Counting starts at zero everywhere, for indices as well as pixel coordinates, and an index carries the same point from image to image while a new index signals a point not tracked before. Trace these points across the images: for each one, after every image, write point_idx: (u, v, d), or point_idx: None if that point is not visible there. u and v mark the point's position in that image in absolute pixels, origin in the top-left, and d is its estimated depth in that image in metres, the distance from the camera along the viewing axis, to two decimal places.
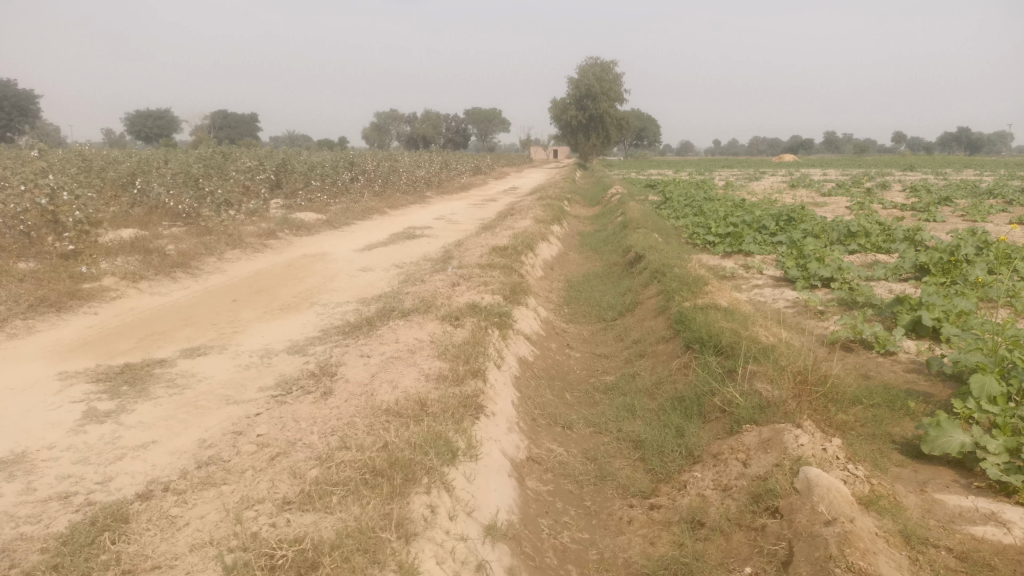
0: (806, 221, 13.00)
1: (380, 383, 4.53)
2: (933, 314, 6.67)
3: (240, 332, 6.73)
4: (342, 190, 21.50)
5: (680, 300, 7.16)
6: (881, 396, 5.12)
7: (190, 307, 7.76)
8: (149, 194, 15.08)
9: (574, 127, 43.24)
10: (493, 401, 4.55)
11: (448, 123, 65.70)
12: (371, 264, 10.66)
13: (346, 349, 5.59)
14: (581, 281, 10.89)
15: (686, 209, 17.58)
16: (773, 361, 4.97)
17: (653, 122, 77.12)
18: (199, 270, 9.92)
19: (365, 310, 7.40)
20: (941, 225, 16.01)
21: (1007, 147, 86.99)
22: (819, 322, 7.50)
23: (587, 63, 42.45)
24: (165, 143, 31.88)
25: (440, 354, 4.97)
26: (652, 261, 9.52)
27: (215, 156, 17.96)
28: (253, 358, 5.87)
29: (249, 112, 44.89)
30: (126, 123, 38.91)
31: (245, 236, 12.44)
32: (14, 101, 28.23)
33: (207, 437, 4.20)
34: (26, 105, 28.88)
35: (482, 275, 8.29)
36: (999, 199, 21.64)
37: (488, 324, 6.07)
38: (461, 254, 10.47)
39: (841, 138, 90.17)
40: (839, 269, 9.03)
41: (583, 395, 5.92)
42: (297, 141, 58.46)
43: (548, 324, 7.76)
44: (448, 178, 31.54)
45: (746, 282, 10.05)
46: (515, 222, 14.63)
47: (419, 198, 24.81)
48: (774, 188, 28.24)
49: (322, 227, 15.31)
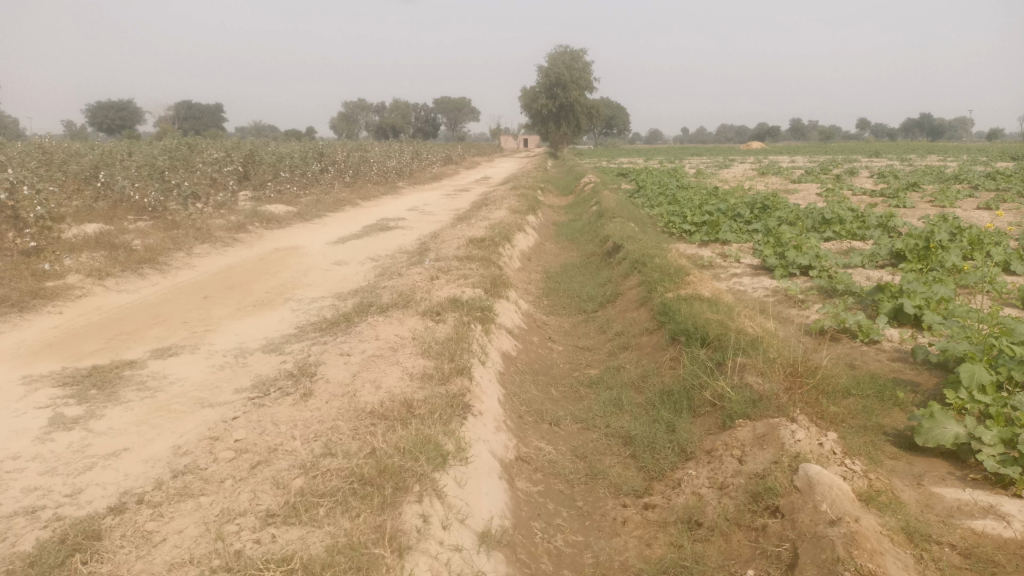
0: (780, 208, 13.02)
1: (363, 383, 4.37)
2: (915, 302, 6.67)
3: (212, 331, 6.50)
4: (312, 181, 21.15)
5: (662, 291, 7.08)
6: (870, 387, 5.07)
7: (159, 305, 7.50)
8: (113, 188, 14.67)
9: (545, 116, 43.06)
10: (479, 400, 4.42)
11: (418, 113, 65.13)
12: (345, 257, 10.44)
13: (324, 347, 5.41)
14: (559, 272, 10.78)
15: (660, 197, 17.56)
16: (763, 353, 4.90)
17: (623, 111, 77.18)
18: (167, 265, 9.63)
19: (342, 305, 7.21)
20: (911, 210, 16.17)
21: (970, 132, 88.51)
22: (800, 311, 7.47)
23: (557, 51, 42.26)
24: (128, 135, 31.14)
25: (423, 352, 4.82)
26: (631, 251, 9.44)
27: (181, 148, 17.53)
28: (227, 358, 5.67)
29: (214, 102, 44.07)
30: (88, 114, 37.98)
31: (214, 230, 12.14)
32: None
33: (181, 444, 4.01)
34: None
35: (461, 268, 8.14)
36: (964, 184, 21.94)
37: (470, 319, 5.93)
38: (437, 246, 10.30)
39: (808, 126, 91.12)
40: (817, 257, 9.03)
41: (568, 389, 5.81)
42: (264, 131, 57.60)
43: (529, 317, 7.63)
44: (419, 168, 31.24)
45: (724, 271, 10.01)
46: (490, 212, 14.47)
47: (390, 189, 24.52)
48: (744, 176, 28.38)
49: (292, 220, 15.03)
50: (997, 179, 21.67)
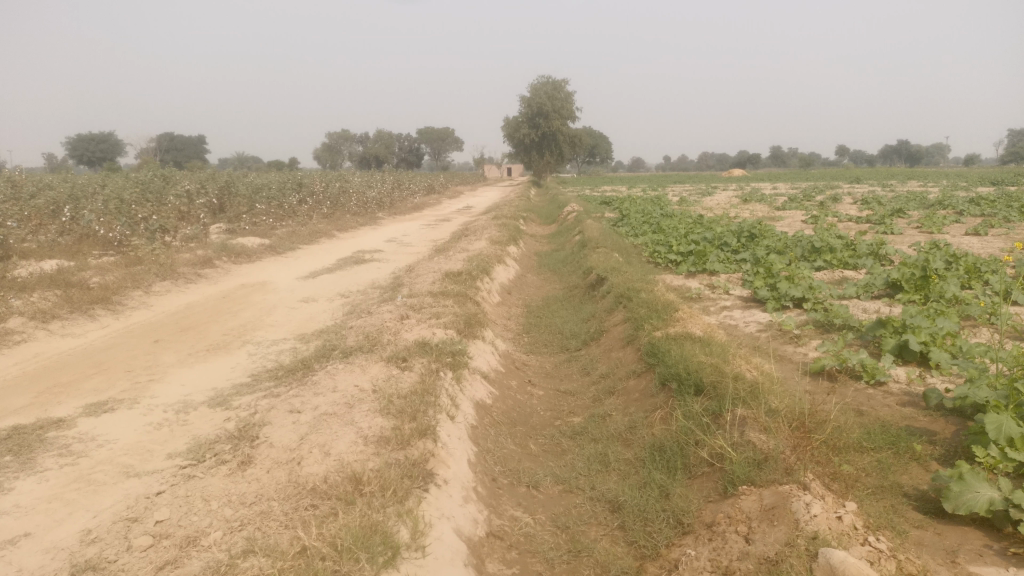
0: (768, 237, 12.60)
1: (310, 449, 3.80)
2: (920, 337, 6.21)
3: (157, 382, 5.89)
4: (290, 213, 20.57)
5: (650, 330, 6.56)
6: (881, 438, 4.57)
7: (103, 351, 6.87)
8: (78, 222, 14.02)
9: (527, 144, 42.91)
10: (445, 465, 3.85)
11: (401, 143, 64.96)
12: (314, 294, 9.86)
13: (274, 401, 4.83)
14: (540, 306, 10.26)
15: (645, 226, 17.13)
16: (764, 404, 4.38)
17: (604, 138, 77.66)
18: (122, 304, 9.02)
19: (303, 350, 6.62)
20: (899, 237, 15.85)
21: (945, 158, 89.82)
22: (796, 348, 6.98)
23: (539, 81, 42.18)
24: (106, 168, 30.49)
25: (381, 408, 4.25)
26: (615, 284, 8.95)
27: (152, 180, 16.92)
28: (168, 414, 5.07)
29: (196, 133, 43.58)
30: (67, 147, 37.27)
31: (179, 265, 11.53)
32: None
33: (93, 527, 3.40)
34: None
35: (434, 305, 7.60)
36: (949, 209, 21.72)
37: (440, 366, 5.38)
38: (411, 281, 9.77)
39: (787, 153, 92.00)
40: (810, 289, 8.57)
41: (549, 442, 5.24)
42: (246, 162, 57.02)
43: (507, 358, 7.07)
44: (401, 198, 30.77)
45: (714, 304, 9.55)
46: (470, 243, 13.96)
47: (370, 220, 24.00)
48: (727, 203, 28.12)
49: (265, 254, 14.44)
50: (981, 204, 21.45)
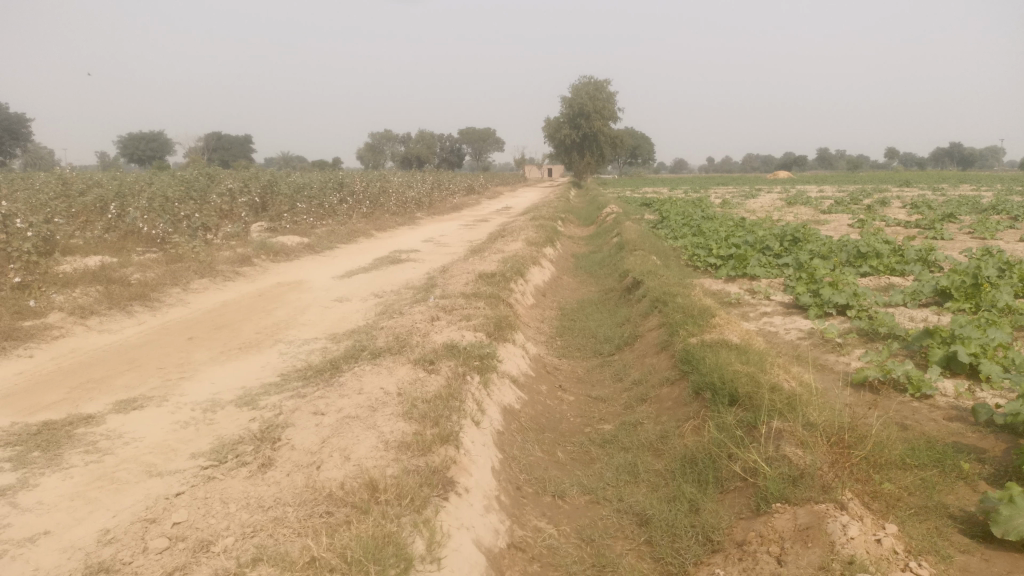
0: (812, 241, 12.27)
1: (331, 453, 3.74)
2: (970, 349, 5.94)
3: (187, 379, 5.90)
4: (330, 212, 20.73)
5: (685, 336, 6.39)
6: (926, 455, 4.35)
7: (137, 348, 6.93)
8: (123, 219, 14.28)
9: (568, 145, 42.74)
10: (467, 473, 3.76)
11: (442, 143, 65.29)
12: (348, 293, 9.87)
13: (299, 402, 4.79)
14: (575, 309, 10.13)
15: (685, 229, 16.84)
16: (801, 417, 4.21)
17: (647, 139, 77.00)
18: (160, 301, 9.12)
19: (333, 350, 6.60)
20: (949, 243, 15.32)
21: (999, 162, 87.20)
22: (838, 357, 6.74)
23: (581, 82, 41.94)
24: (155, 166, 31.15)
25: (404, 412, 4.17)
26: (651, 288, 8.78)
27: (196, 178, 17.17)
28: (195, 413, 5.06)
29: (242, 133, 44.27)
30: (118, 145, 38.19)
31: (218, 263, 11.65)
32: (6, 125, 27.79)
33: (111, 527, 3.38)
34: (19, 129, 28.44)
35: (466, 307, 7.53)
36: (1003, 215, 20.99)
37: (467, 369, 5.29)
38: (445, 282, 9.71)
39: (834, 156, 90.23)
40: (854, 296, 8.29)
41: (577, 449, 5.12)
42: (290, 161, 57.82)
43: (538, 362, 6.96)
44: (440, 198, 30.82)
45: (754, 310, 9.31)
46: (506, 244, 13.86)
47: (409, 220, 24.09)
48: (770, 206, 27.58)
49: (303, 252, 14.54)
50: None
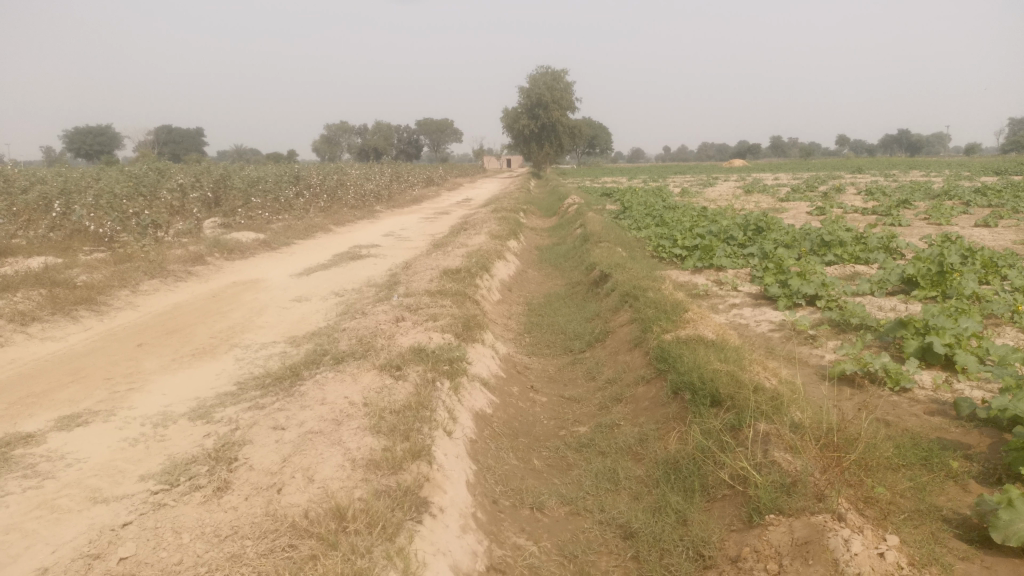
0: (776, 230, 12.23)
1: (292, 475, 3.47)
2: (945, 339, 5.86)
3: (136, 391, 5.54)
4: (286, 207, 20.19)
5: (659, 332, 6.21)
6: (913, 453, 4.22)
7: (82, 357, 6.52)
8: (69, 218, 13.65)
9: (527, 136, 42.48)
10: (441, 490, 3.51)
11: (400, 134, 64.56)
12: (306, 293, 9.51)
13: (258, 415, 4.48)
14: (542, 304, 9.92)
15: (647, 219, 16.75)
16: (788, 419, 4.05)
17: (605, 129, 77.19)
18: (109, 304, 8.67)
19: (293, 355, 6.28)
20: (907, 230, 15.47)
21: (945, 147, 89.36)
22: (812, 350, 6.64)
23: (538, 72, 41.68)
24: (104, 160, 30.12)
25: (372, 425, 3.90)
26: (620, 281, 8.60)
27: (145, 173, 16.53)
28: (145, 429, 4.72)
29: (194, 126, 43.09)
30: (65, 140, 36.87)
31: (169, 263, 11.16)
32: None
33: (49, 565, 3.05)
34: None
35: (431, 306, 7.26)
36: (956, 200, 21.35)
37: (436, 374, 5.03)
38: (408, 279, 9.41)
39: (788, 143, 91.55)
40: (824, 286, 8.22)
41: (553, 455, 4.90)
42: (245, 154, 56.64)
43: (508, 362, 6.73)
44: (399, 191, 30.36)
45: (722, 302, 9.20)
46: (469, 238, 13.58)
47: (368, 213, 23.63)
48: (729, 195, 27.73)
49: (259, 250, 14.08)
50: (988, 195, 21.03)
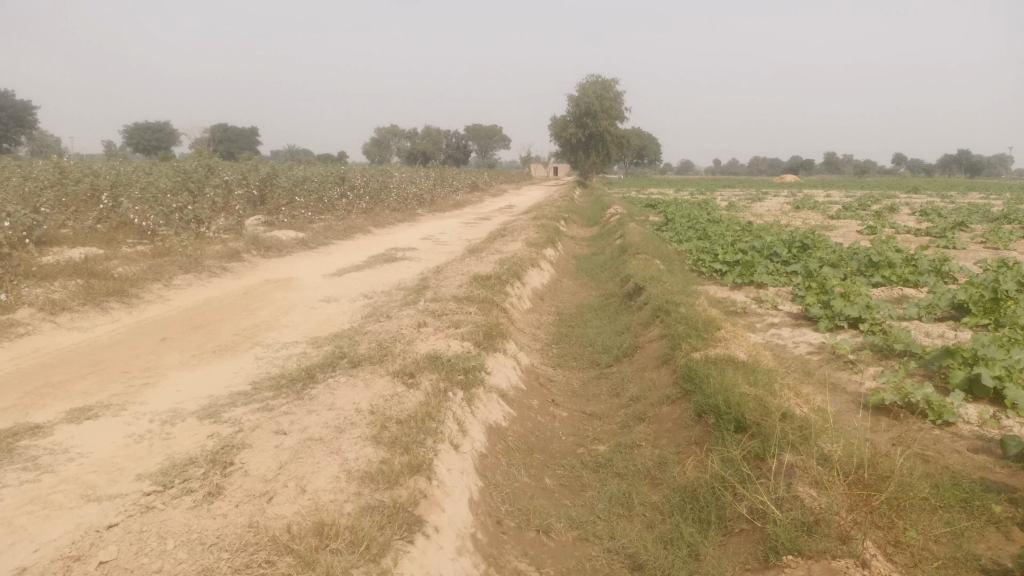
0: (821, 249, 11.82)
1: (286, 484, 3.34)
2: (994, 371, 5.50)
3: (151, 386, 5.48)
4: (329, 207, 20.31)
5: (687, 350, 5.96)
6: (952, 494, 3.92)
7: (104, 349, 6.51)
8: (115, 210, 13.86)
9: (574, 144, 42.27)
10: (439, 509, 3.34)
11: (448, 139, 64.93)
12: (336, 293, 9.45)
13: (263, 418, 4.36)
14: (574, 315, 9.71)
15: (689, 232, 16.41)
16: (817, 451, 3.78)
17: (653, 139, 76.50)
18: (141, 297, 8.72)
19: (311, 357, 6.18)
20: (961, 254, 14.86)
21: (1007, 170, 86.50)
22: (851, 376, 6.32)
23: (588, 80, 41.45)
24: (159, 155, 30.77)
25: (374, 435, 3.75)
26: (653, 295, 8.36)
27: (192, 168, 16.75)
28: (153, 426, 4.65)
29: (248, 125, 43.88)
30: (124, 135, 37.84)
31: (206, 258, 11.23)
32: (11, 112, 27.56)
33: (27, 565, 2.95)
34: (25, 116, 28.12)
35: (456, 312, 7.11)
36: (1015, 224, 20.53)
37: (450, 384, 4.87)
38: (438, 283, 9.29)
39: (841, 161, 89.68)
40: (867, 308, 7.86)
41: (567, 474, 4.70)
42: (296, 154, 57.54)
43: (530, 374, 6.54)
44: (444, 195, 30.41)
45: (760, 321, 8.88)
46: (505, 245, 13.43)
47: (409, 216, 23.69)
48: (776, 210, 27.11)
49: (297, 248, 14.13)
50: None
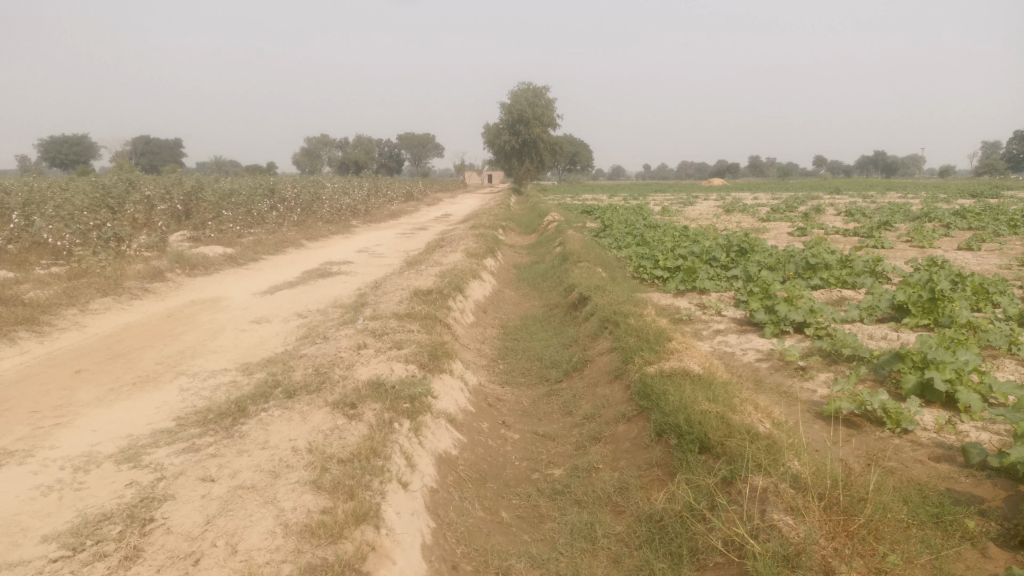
0: (759, 252, 11.87)
1: (215, 542, 2.96)
2: (945, 375, 5.45)
3: (62, 427, 4.97)
4: (258, 221, 19.57)
5: (641, 364, 5.76)
6: (924, 510, 3.78)
7: (10, 385, 5.92)
8: (27, 230, 12.99)
9: (507, 152, 42.19)
10: (389, 562, 3.03)
11: (381, 149, 64.14)
12: (268, 313, 8.96)
13: (188, 462, 3.94)
14: (518, 327, 9.45)
15: (628, 238, 16.38)
16: (787, 472, 3.60)
17: (585, 145, 77.20)
18: (55, 325, 8.08)
19: (243, 386, 5.75)
20: (890, 253, 15.20)
21: (920, 170, 90.39)
22: (803, 383, 6.23)
23: (520, 88, 41.47)
24: (78, 170, 29.29)
25: (314, 479, 3.40)
26: (599, 305, 8.17)
27: (112, 182, 15.85)
28: (64, 473, 4.17)
29: (172, 137, 42.33)
30: (39, 149, 35.98)
31: (127, 279, 10.57)
32: None
33: None
34: None
35: (398, 331, 6.77)
36: (936, 222, 21.23)
37: (395, 414, 4.53)
38: (377, 300, 8.91)
39: (766, 163, 92.18)
40: (812, 312, 7.82)
41: (524, 503, 4.42)
42: (223, 167, 55.82)
43: (478, 394, 6.24)
44: (378, 205, 29.86)
45: (706, 328, 8.79)
46: (444, 256, 13.10)
47: (343, 228, 23.09)
48: (709, 214, 27.48)
49: (225, 265, 13.49)
50: (967, 217, 20.92)
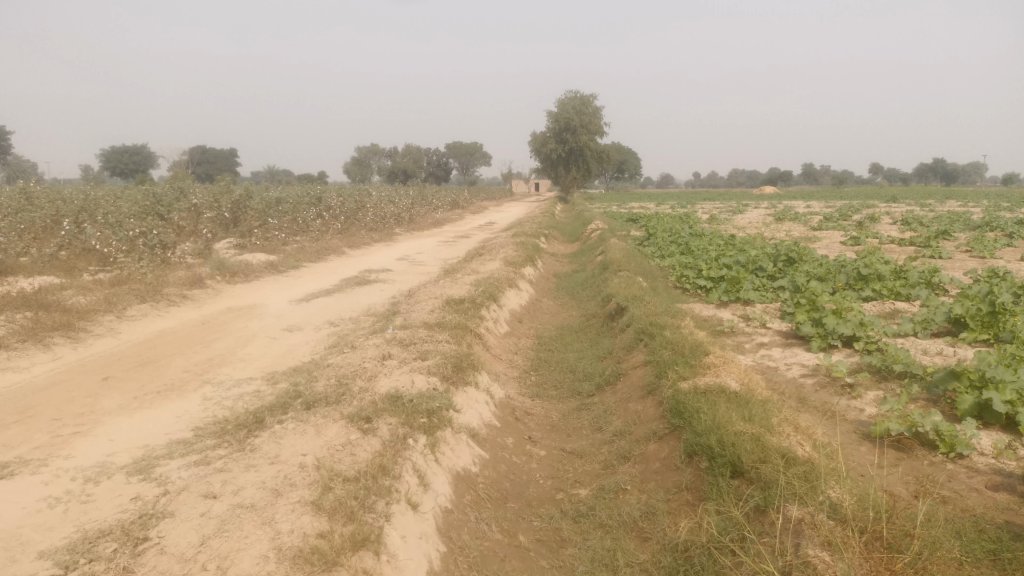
0: (807, 262, 11.42)
1: (205, 564, 2.82)
2: (1006, 396, 5.04)
3: (81, 436, 4.91)
4: (303, 229, 19.72)
5: (674, 379, 5.48)
6: (979, 546, 3.44)
7: (38, 391, 5.93)
8: (78, 236, 13.24)
9: (553, 160, 41.97)
10: None
11: (429, 157, 64.54)
12: (300, 321, 8.90)
13: (194, 477, 3.82)
14: (553, 338, 9.21)
15: (672, 247, 16.00)
16: (825, 501, 3.30)
17: (633, 154, 76.55)
18: (93, 331, 8.14)
19: (265, 397, 5.64)
20: (948, 264, 14.52)
21: (980, 177, 87.35)
22: (850, 401, 5.87)
23: (567, 96, 41.25)
24: (136, 178, 30.04)
25: (315, 500, 3.24)
26: (636, 316, 7.89)
27: (161, 189, 16.13)
28: (75, 484, 4.10)
29: (227, 146, 43.23)
30: (101, 159, 37.07)
31: (167, 286, 10.65)
32: None
33: None
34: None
35: (426, 341, 6.61)
36: (998, 231, 20.32)
37: (411, 430, 4.35)
38: (409, 309, 8.77)
39: (818, 171, 90.20)
40: (861, 325, 7.43)
41: (545, 525, 4.19)
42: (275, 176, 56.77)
43: (505, 407, 6.03)
44: (423, 214, 29.94)
45: (749, 340, 8.43)
46: (483, 265, 12.94)
47: (387, 236, 23.14)
48: (759, 223, 26.84)
49: (266, 273, 13.55)
50: None
